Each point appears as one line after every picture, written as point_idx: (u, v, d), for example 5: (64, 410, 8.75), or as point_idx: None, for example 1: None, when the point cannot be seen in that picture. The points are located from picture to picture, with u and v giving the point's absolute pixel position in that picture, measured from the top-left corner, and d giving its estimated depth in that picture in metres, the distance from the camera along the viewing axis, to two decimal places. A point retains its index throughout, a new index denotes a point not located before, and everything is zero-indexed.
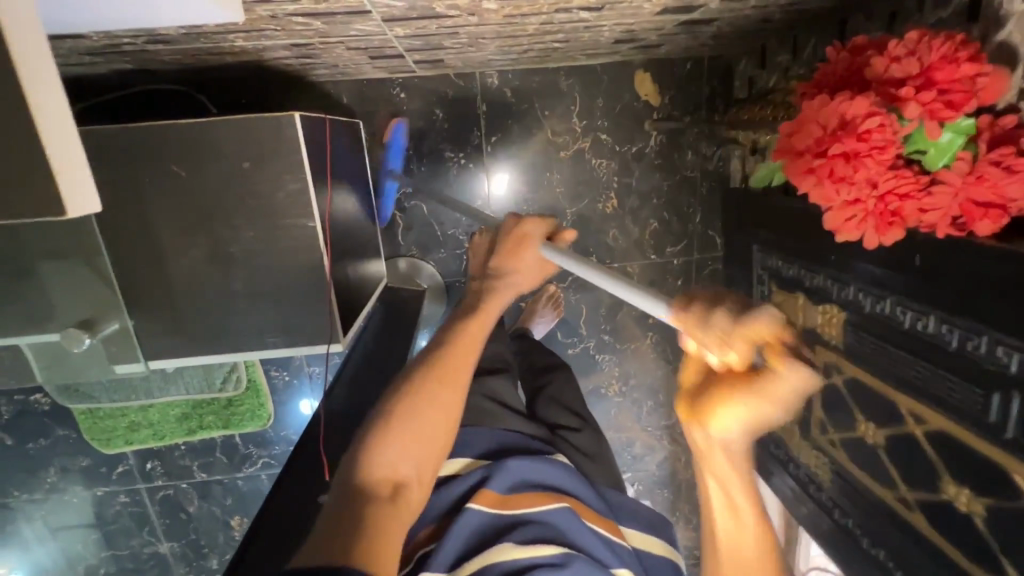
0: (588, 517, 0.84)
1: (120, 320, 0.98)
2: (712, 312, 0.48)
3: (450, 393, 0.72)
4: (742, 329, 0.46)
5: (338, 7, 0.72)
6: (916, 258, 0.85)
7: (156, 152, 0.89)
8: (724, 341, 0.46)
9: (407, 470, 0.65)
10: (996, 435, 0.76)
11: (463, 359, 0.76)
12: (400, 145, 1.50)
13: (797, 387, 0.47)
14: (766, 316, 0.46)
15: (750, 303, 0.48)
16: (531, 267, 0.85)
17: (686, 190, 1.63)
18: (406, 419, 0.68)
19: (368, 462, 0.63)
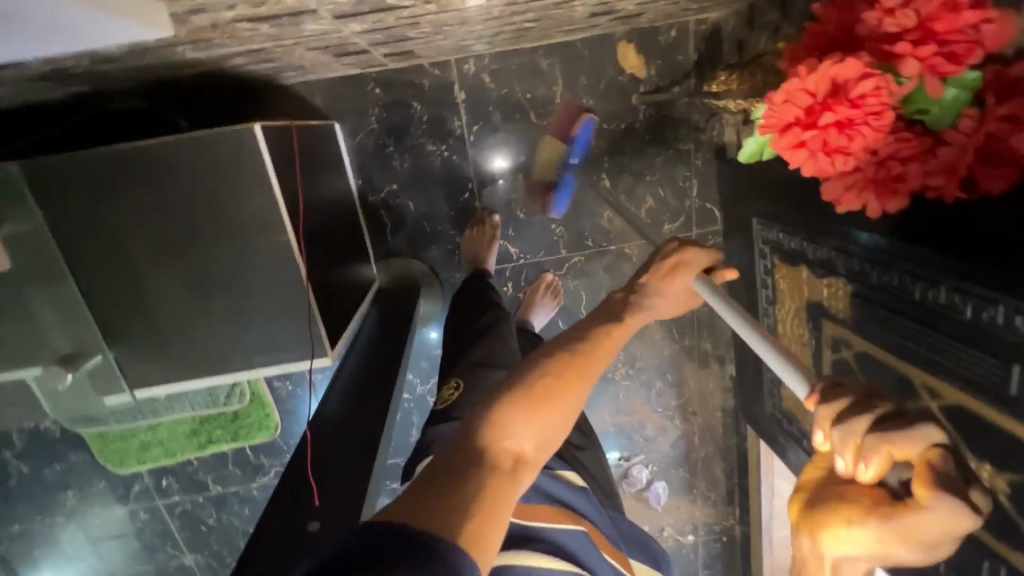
0: (602, 546, 0.82)
1: (101, 351, 0.96)
2: (848, 411, 0.40)
3: (589, 382, 0.61)
4: (886, 438, 0.37)
5: (280, 9, 0.67)
6: (922, 224, 0.79)
7: (116, 177, 0.86)
8: (859, 447, 0.38)
9: (533, 449, 0.56)
10: (1018, 409, 0.72)
11: (609, 354, 0.63)
12: (584, 139, 1.51)
13: (946, 530, 0.36)
14: (920, 429, 0.37)
15: (906, 413, 0.39)
16: (673, 299, 0.71)
17: (681, 164, 1.56)
18: (546, 392, 0.58)
19: (496, 427, 0.55)
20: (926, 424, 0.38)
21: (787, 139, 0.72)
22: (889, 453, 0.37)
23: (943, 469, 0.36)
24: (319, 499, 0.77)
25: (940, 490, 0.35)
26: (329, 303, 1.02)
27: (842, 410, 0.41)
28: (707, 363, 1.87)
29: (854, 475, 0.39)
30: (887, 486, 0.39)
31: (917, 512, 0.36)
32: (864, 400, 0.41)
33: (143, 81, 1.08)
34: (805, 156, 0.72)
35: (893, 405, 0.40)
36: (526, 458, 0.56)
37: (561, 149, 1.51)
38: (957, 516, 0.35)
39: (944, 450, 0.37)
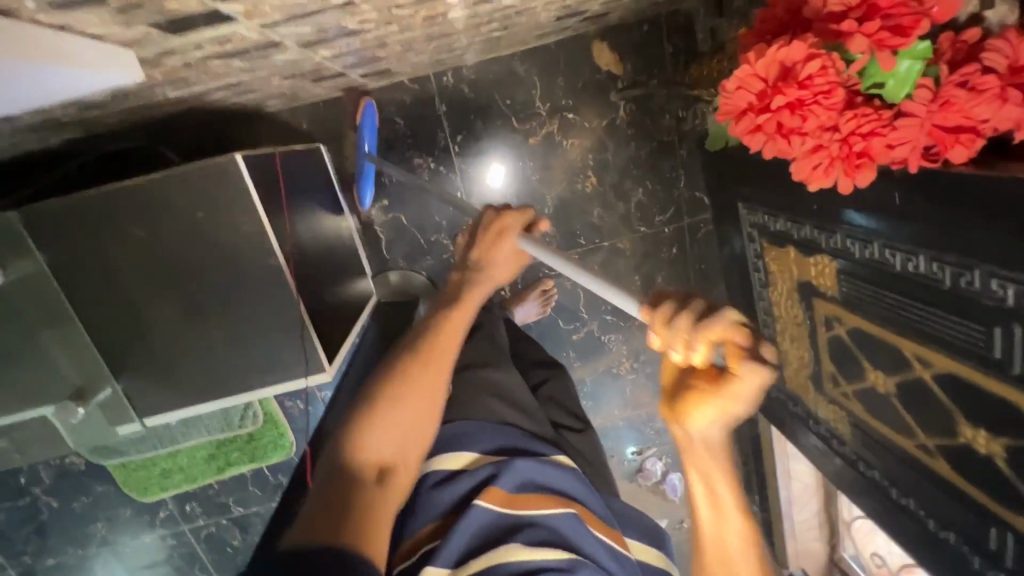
0: (598, 527, 0.83)
1: (111, 384, 0.99)
2: (678, 313, 0.57)
3: (433, 379, 0.73)
4: (701, 330, 0.56)
5: (246, 45, 0.70)
6: (894, 198, 0.80)
7: (111, 218, 0.90)
8: (687, 341, 0.56)
9: (395, 453, 0.67)
10: (1003, 371, 0.71)
11: (447, 346, 0.77)
12: (372, 125, 1.43)
13: (756, 383, 0.58)
14: (720, 319, 0.56)
15: (709, 308, 0.57)
16: (508, 259, 0.87)
17: (665, 155, 1.57)
18: (394, 404, 0.69)
19: (357, 446, 0.65)
20: (728, 312, 0.56)
21: (744, 124, 0.76)
22: (710, 340, 0.56)
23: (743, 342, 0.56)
24: None
25: (743, 359, 0.57)
26: (324, 320, 1.05)
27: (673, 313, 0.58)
28: None
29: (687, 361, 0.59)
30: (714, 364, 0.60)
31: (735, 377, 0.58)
32: (682, 305, 0.58)
33: (134, 123, 1.12)
34: (762, 139, 0.76)
35: (702, 305, 0.57)
36: (390, 462, 0.66)
37: (355, 140, 1.41)
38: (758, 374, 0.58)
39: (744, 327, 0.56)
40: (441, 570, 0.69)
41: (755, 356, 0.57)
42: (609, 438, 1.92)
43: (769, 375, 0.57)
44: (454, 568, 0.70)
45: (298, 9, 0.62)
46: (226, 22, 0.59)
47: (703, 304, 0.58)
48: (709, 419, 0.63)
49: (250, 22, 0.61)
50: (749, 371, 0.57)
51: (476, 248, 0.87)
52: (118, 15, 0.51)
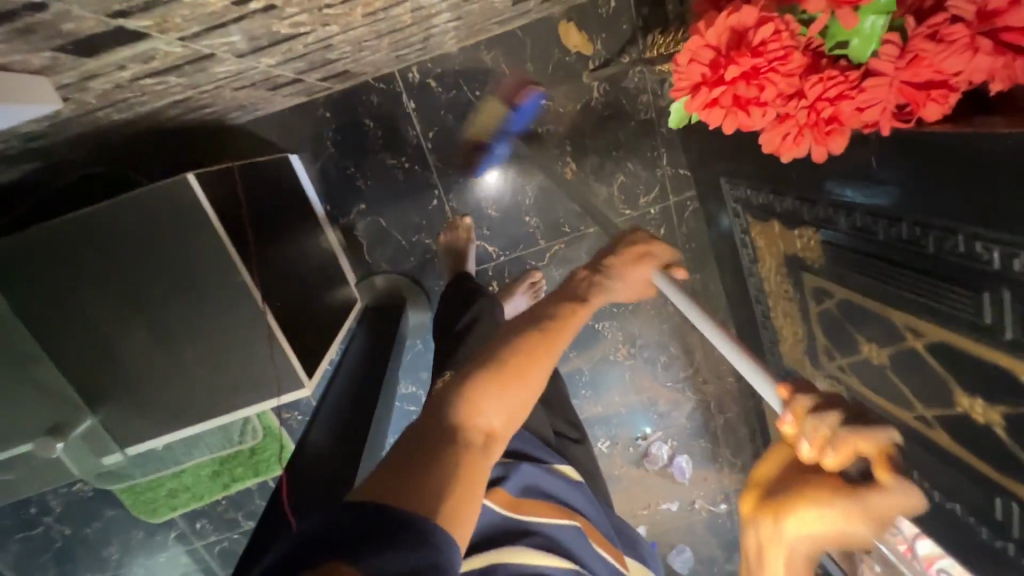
0: (596, 540, 0.81)
1: (90, 416, 0.98)
2: (822, 409, 0.45)
3: (559, 356, 0.61)
4: (851, 432, 0.43)
5: (174, 60, 0.67)
6: (872, 161, 0.77)
7: (69, 249, 0.89)
8: (826, 439, 0.44)
9: (503, 427, 0.55)
10: (995, 338, 0.68)
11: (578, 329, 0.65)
12: (529, 111, 1.48)
13: (899, 509, 0.42)
14: (880, 431, 0.43)
15: (868, 416, 0.44)
16: (633, 285, 0.74)
17: (645, 134, 1.53)
18: (520, 371, 0.57)
19: (468, 406, 0.53)
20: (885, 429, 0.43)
21: (699, 100, 0.74)
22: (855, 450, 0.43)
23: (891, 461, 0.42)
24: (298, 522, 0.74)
25: (894, 477, 0.42)
26: (299, 333, 1.02)
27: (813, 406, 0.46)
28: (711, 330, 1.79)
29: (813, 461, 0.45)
30: (847, 472, 0.45)
31: (877, 491, 0.42)
32: (823, 403, 0.46)
33: (92, 149, 1.10)
34: (721, 113, 0.74)
35: (855, 412, 0.45)
36: (496, 436, 0.54)
37: (501, 111, 1.47)
38: (907, 498, 0.42)
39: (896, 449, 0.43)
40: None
41: (901, 475, 0.42)
42: (612, 425, 1.89)
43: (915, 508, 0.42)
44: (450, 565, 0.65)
45: (215, 18, 0.59)
46: (139, 40, 0.56)
47: (852, 408, 0.45)
48: (813, 535, 0.46)
49: (166, 36, 0.58)
50: (895, 497, 0.42)
51: (610, 256, 0.75)
52: (13, 41, 0.49)
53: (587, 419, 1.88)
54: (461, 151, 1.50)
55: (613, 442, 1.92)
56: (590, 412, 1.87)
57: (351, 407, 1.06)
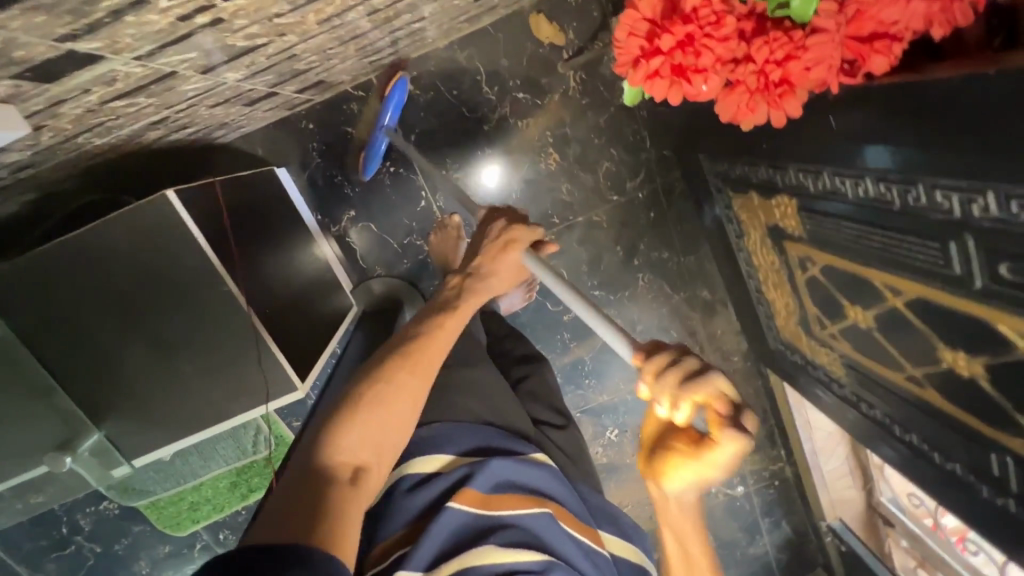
0: (569, 524, 0.84)
1: (96, 431, 1.02)
2: (665, 370, 0.62)
3: (418, 380, 0.70)
4: (687, 390, 0.59)
5: (137, 81, 0.70)
6: (831, 121, 0.77)
7: (66, 271, 0.93)
8: (672, 399, 0.60)
9: (370, 456, 0.63)
10: (966, 287, 0.67)
11: (435, 350, 0.74)
12: (398, 100, 1.37)
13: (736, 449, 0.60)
14: (711, 383, 0.59)
15: (703, 369, 0.61)
16: (506, 273, 0.87)
17: (625, 119, 1.54)
18: (374, 403, 0.65)
19: (331, 447, 0.61)
20: (718, 376, 0.60)
21: (640, 72, 0.75)
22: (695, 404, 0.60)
23: (726, 412, 0.60)
24: None
25: (726, 427, 0.59)
26: (287, 338, 1.06)
27: (660, 369, 0.62)
28: (711, 310, 1.74)
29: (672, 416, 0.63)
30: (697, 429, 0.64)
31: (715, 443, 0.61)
32: (672, 361, 0.62)
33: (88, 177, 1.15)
34: (665, 85, 0.74)
35: (693, 365, 0.61)
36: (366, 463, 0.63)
37: (376, 109, 1.41)
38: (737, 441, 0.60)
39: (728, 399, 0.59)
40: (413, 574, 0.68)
41: (732, 423, 0.60)
42: (619, 413, 1.88)
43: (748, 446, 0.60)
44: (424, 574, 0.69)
45: (165, 35, 0.61)
46: (94, 61, 0.59)
47: (697, 364, 0.61)
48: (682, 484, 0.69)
49: (121, 57, 0.60)
50: (730, 440, 0.60)
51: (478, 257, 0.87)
52: None
53: (593, 409, 1.88)
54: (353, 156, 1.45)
55: (622, 431, 1.90)
56: (595, 402, 1.87)
57: None
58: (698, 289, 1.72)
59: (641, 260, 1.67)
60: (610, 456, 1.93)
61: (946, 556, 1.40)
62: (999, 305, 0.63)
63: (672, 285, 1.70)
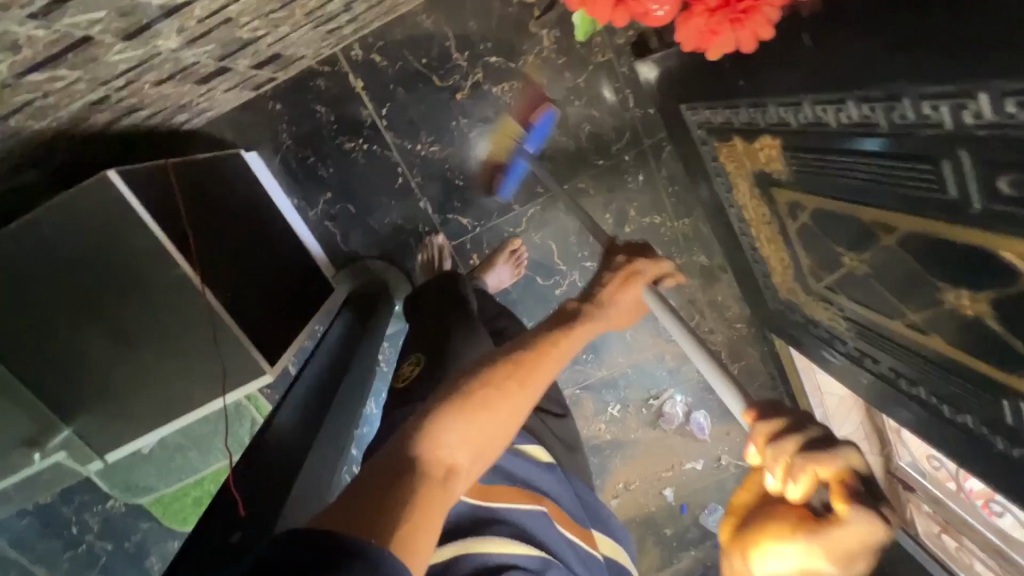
0: (563, 524, 0.78)
1: (65, 428, 1.01)
2: (785, 432, 0.44)
3: (528, 392, 0.62)
4: (812, 453, 0.42)
5: (49, 47, 0.66)
6: (804, 37, 0.72)
7: (15, 262, 0.90)
8: (788, 466, 0.42)
9: (466, 460, 0.55)
10: (964, 214, 0.60)
11: (552, 364, 0.65)
12: (542, 129, 1.48)
13: (862, 540, 0.37)
14: (846, 448, 0.42)
15: (836, 435, 0.44)
16: (623, 310, 0.74)
17: (605, 78, 1.47)
18: (484, 405, 0.58)
19: (430, 442, 0.54)
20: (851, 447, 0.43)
21: None
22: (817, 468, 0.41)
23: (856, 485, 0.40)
24: (245, 508, 0.71)
25: (851, 498, 0.38)
26: (250, 322, 1.03)
27: (779, 426, 0.45)
28: (709, 275, 1.67)
29: (778, 489, 0.42)
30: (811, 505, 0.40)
31: (837, 523, 0.37)
32: (791, 424, 0.45)
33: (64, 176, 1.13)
34: (608, 8, 0.68)
35: (823, 429, 0.44)
36: (458, 468, 0.55)
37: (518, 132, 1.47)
38: (867, 523, 0.37)
39: (852, 473, 0.41)
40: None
41: (863, 496, 0.39)
42: (620, 387, 1.83)
43: (882, 535, 0.38)
44: None
45: None
46: None
47: (819, 432, 0.44)
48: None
49: (12, 14, 0.56)
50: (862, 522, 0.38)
51: (599, 289, 0.74)
52: None
53: (593, 385, 1.82)
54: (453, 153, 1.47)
55: (624, 406, 1.85)
56: (594, 377, 1.81)
57: (321, 391, 1.03)
58: (694, 254, 1.65)
59: (632, 227, 1.59)
60: (614, 433, 1.87)
61: (970, 519, 1.29)
62: (1002, 229, 0.56)
63: (667, 251, 1.63)
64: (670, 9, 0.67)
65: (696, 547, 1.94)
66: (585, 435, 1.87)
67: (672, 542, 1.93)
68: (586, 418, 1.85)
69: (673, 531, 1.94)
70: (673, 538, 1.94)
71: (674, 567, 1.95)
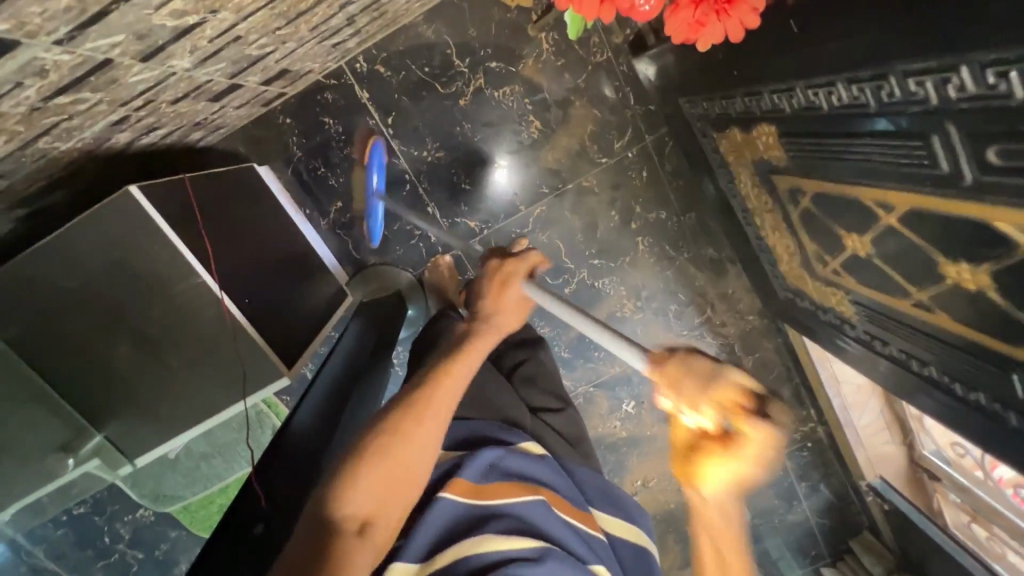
0: (564, 510, 0.79)
1: (97, 434, 1.06)
2: (685, 372, 0.59)
3: (433, 433, 0.67)
4: (708, 393, 0.58)
5: (73, 70, 0.70)
6: (792, 25, 0.74)
7: (45, 277, 0.94)
8: (692, 402, 0.58)
9: (378, 507, 0.60)
10: (958, 186, 0.60)
11: (451, 394, 0.70)
12: (380, 163, 1.42)
13: (766, 442, 0.56)
14: (726, 378, 0.57)
15: (716, 365, 0.59)
16: (513, 306, 0.83)
17: (605, 77, 1.49)
18: (389, 453, 0.62)
19: (342, 500, 0.58)
20: (735, 370, 0.58)
21: None
22: (713, 403, 0.58)
23: (750, 403, 0.57)
24: (266, 500, 0.73)
25: (750, 420, 0.56)
26: (267, 326, 1.07)
27: (686, 381, 0.59)
28: (719, 268, 1.67)
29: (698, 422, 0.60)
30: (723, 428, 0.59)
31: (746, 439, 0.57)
32: (686, 366, 0.60)
33: (91, 195, 1.19)
34: (594, 4, 0.71)
35: (709, 365, 0.59)
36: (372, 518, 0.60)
37: (365, 179, 1.44)
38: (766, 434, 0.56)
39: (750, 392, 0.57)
40: (408, 567, 0.63)
41: (754, 412, 0.57)
42: (634, 383, 1.83)
43: (779, 437, 0.56)
44: (421, 563, 0.64)
45: (78, 14, 0.60)
46: (11, 48, 0.59)
47: (713, 363, 0.59)
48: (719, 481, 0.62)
49: (39, 41, 0.60)
50: (758, 432, 0.56)
51: (480, 297, 0.83)
52: None
53: (606, 382, 1.83)
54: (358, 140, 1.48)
55: (638, 402, 1.85)
56: (607, 374, 1.82)
57: (335, 393, 1.06)
58: (701, 248, 1.65)
59: (638, 222, 1.61)
60: (629, 430, 1.87)
61: (995, 504, 1.26)
62: (995, 199, 0.56)
63: (674, 246, 1.64)
64: (655, 2, 0.70)
65: None
66: (600, 433, 1.86)
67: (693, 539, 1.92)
68: (600, 416, 1.85)
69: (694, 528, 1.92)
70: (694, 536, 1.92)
71: None
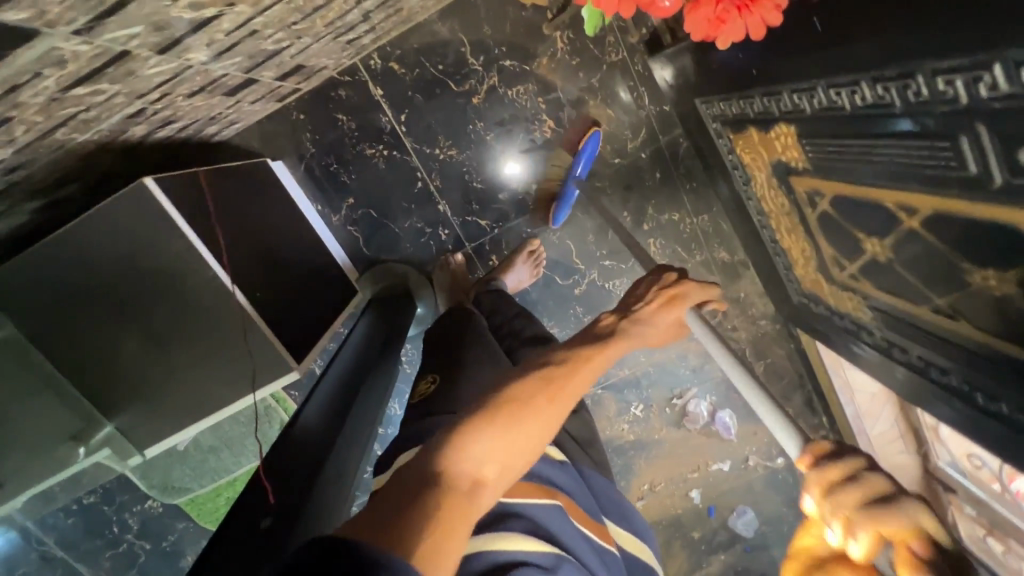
0: (577, 518, 0.79)
1: (106, 425, 1.05)
2: (858, 474, 0.42)
3: (557, 409, 0.62)
4: (873, 515, 0.39)
5: (90, 61, 0.71)
6: (815, 23, 0.72)
7: (57, 270, 0.95)
8: (847, 522, 0.40)
9: (492, 474, 0.56)
10: (985, 189, 0.59)
11: (580, 380, 0.66)
12: (589, 153, 1.45)
13: None
14: (910, 504, 0.39)
15: (898, 488, 0.41)
16: (661, 326, 0.81)
17: (619, 76, 1.48)
18: (516, 415, 0.60)
19: (463, 452, 0.55)
20: (918, 504, 0.39)
21: None
22: (878, 534, 0.39)
23: (931, 556, 0.37)
24: (275, 498, 0.74)
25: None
26: (279, 321, 1.07)
27: (838, 479, 0.43)
28: (731, 272, 1.65)
29: (842, 548, 0.41)
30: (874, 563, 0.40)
31: None
32: (857, 469, 0.43)
33: (102, 186, 1.19)
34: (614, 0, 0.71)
35: (887, 480, 0.41)
36: (484, 482, 0.55)
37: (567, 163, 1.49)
38: None
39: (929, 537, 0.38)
40: None
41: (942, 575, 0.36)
42: (642, 386, 1.81)
43: None
44: None
45: (97, 4, 0.60)
46: (30, 38, 0.59)
47: (893, 479, 0.42)
48: None
49: (58, 31, 0.61)
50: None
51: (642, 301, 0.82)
52: None
53: (615, 384, 1.81)
54: (569, 127, 1.50)
55: (647, 405, 1.83)
56: (616, 377, 1.80)
57: (345, 390, 1.06)
58: (714, 251, 1.63)
59: (651, 225, 1.59)
60: (637, 433, 1.85)
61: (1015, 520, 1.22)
62: None
63: (686, 249, 1.62)
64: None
65: (726, 550, 1.90)
66: (607, 436, 1.85)
67: (700, 545, 1.90)
68: (609, 418, 1.83)
69: (701, 534, 1.90)
70: (700, 541, 1.90)
71: (703, 571, 1.90)
